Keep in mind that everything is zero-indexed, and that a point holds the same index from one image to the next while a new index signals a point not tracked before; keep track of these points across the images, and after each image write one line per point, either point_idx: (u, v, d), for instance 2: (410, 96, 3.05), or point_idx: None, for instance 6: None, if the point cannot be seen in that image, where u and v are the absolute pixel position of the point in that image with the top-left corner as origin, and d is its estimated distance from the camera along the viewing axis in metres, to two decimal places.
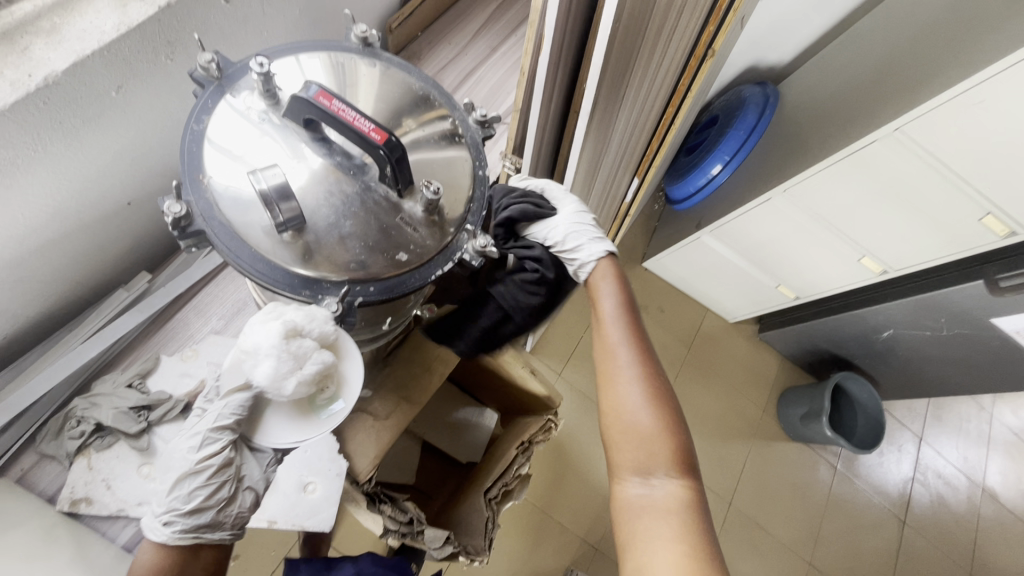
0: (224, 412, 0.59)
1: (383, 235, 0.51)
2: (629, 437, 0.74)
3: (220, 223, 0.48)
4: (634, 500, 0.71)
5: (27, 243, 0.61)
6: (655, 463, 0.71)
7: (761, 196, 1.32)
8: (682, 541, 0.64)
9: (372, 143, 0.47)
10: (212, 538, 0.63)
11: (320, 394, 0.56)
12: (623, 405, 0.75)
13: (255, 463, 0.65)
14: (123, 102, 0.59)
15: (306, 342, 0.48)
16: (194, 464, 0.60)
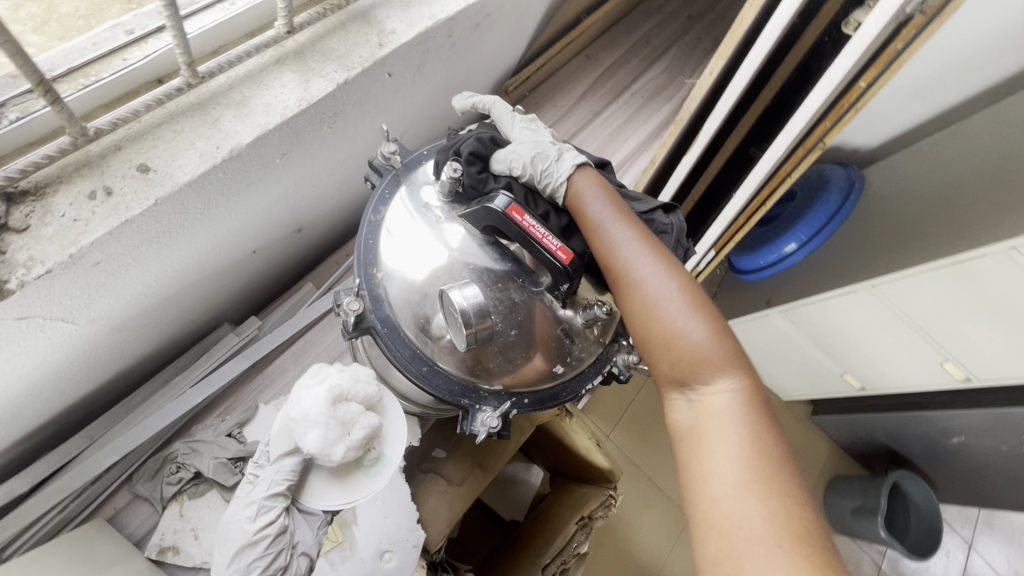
0: (277, 479, 0.60)
1: (544, 344, 0.56)
2: (654, 342, 0.56)
3: (389, 320, 0.52)
4: (683, 419, 0.55)
5: (166, 291, 0.61)
6: (699, 366, 0.54)
7: (845, 287, 1.28)
8: (744, 452, 0.49)
9: (559, 262, 0.52)
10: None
11: (365, 455, 0.61)
12: (646, 311, 0.57)
13: (307, 527, 0.65)
14: (282, 167, 0.60)
15: (350, 407, 0.59)
16: (251, 534, 0.59)
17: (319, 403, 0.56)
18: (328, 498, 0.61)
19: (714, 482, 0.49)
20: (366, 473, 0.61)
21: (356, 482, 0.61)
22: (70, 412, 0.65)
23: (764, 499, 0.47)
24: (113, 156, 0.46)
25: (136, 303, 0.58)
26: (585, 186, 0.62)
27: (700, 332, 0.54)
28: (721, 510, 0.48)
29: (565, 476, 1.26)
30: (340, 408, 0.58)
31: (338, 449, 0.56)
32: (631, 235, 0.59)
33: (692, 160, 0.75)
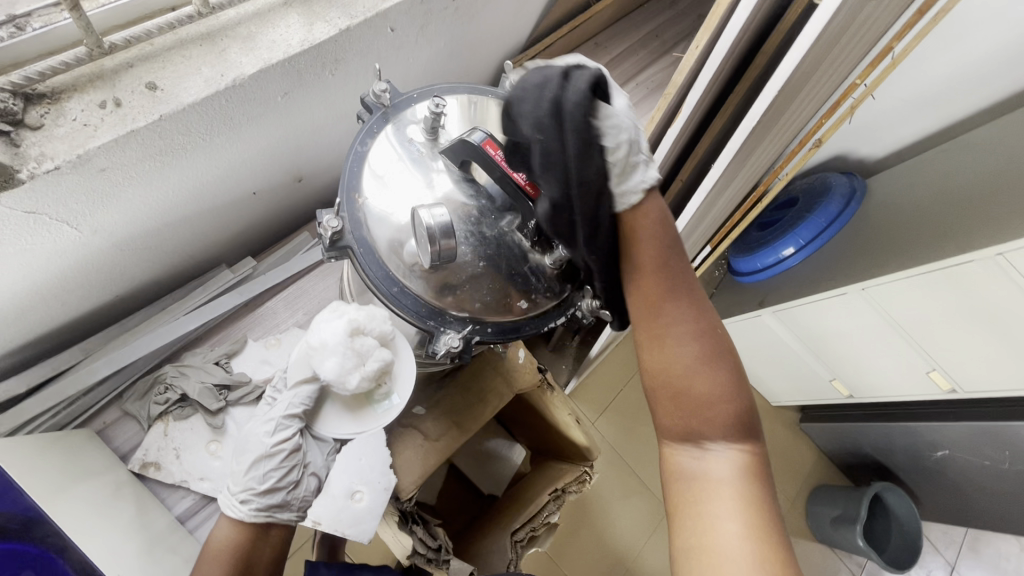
0: (295, 402, 0.65)
1: (510, 279, 0.59)
2: (681, 394, 0.59)
3: (365, 242, 0.56)
4: (689, 470, 0.57)
5: (168, 217, 0.65)
6: (723, 424, 0.57)
7: (836, 289, 1.29)
8: (748, 510, 0.53)
9: (526, 196, 0.55)
10: (283, 518, 0.65)
11: (377, 390, 0.64)
12: (679, 359, 0.59)
13: (317, 450, 0.69)
14: (284, 107, 0.64)
15: (367, 340, 0.59)
16: (268, 446, 0.64)
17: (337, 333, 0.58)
18: (341, 427, 0.65)
19: (717, 529, 0.52)
20: (376, 406, 0.64)
21: (366, 413, 0.64)
22: (69, 326, 0.69)
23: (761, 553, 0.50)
24: (125, 73, 0.50)
25: (138, 223, 0.62)
26: (654, 218, 0.58)
27: (727, 393, 0.58)
28: (722, 558, 0.51)
29: (543, 455, 1.30)
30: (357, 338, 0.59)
31: (353, 377, 0.58)
32: (683, 288, 0.61)
33: (675, 133, 0.74)
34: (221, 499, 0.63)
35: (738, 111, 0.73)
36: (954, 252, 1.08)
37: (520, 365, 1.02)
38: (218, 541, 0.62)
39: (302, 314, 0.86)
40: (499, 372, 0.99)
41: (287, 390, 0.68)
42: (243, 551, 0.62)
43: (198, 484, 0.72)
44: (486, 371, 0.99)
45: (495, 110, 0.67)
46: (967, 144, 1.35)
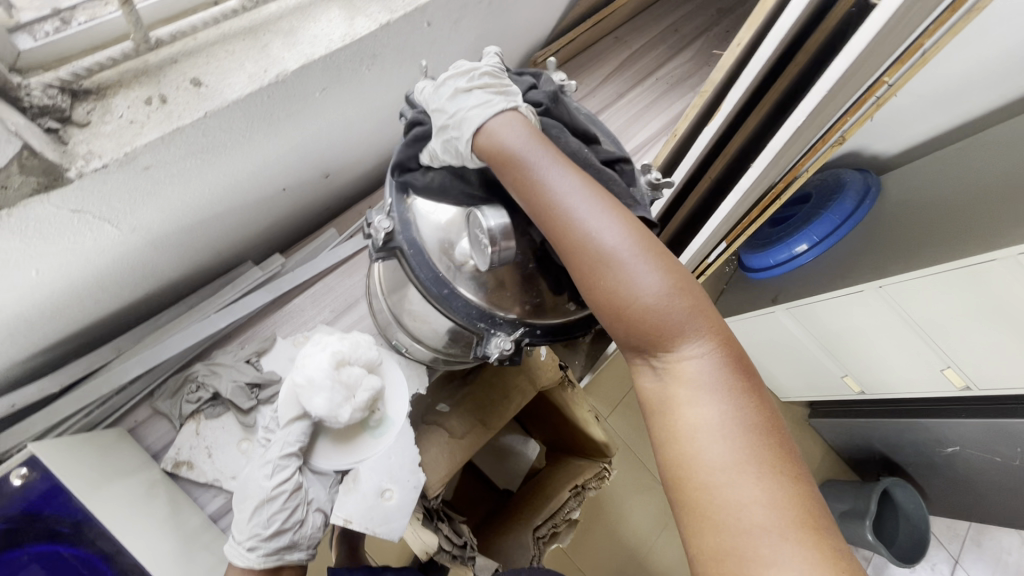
0: (290, 442, 0.69)
1: (559, 281, 0.58)
2: (618, 312, 0.48)
3: (416, 243, 0.55)
4: (657, 389, 0.49)
5: (202, 214, 0.64)
6: (663, 328, 0.47)
7: (853, 286, 1.30)
8: (729, 415, 0.45)
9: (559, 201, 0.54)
10: (294, 558, 0.71)
11: (370, 418, 0.79)
12: (603, 274, 0.47)
13: (320, 485, 0.78)
14: (321, 103, 0.63)
15: (352, 371, 0.69)
16: (269, 491, 0.68)
17: (326, 369, 0.67)
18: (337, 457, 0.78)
19: (689, 452, 0.45)
20: (369, 430, 0.80)
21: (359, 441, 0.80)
22: (99, 324, 0.68)
23: (748, 463, 0.43)
24: (170, 68, 0.49)
25: (174, 221, 0.61)
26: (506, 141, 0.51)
27: (654, 290, 0.47)
28: (714, 482, 0.43)
29: (560, 450, 1.31)
30: (344, 371, 0.69)
31: (344, 410, 0.68)
32: (564, 180, 0.49)
33: (714, 128, 0.73)
34: (229, 548, 0.67)
35: (775, 108, 0.73)
36: (975, 251, 1.08)
37: (543, 362, 1.01)
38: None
39: (329, 311, 0.85)
40: (522, 369, 0.99)
41: (280, 429, 0.71)
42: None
43: (230, 483, 0.72)
44: (510, 368, 0.99)
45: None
46: (985, 141, 1.35)
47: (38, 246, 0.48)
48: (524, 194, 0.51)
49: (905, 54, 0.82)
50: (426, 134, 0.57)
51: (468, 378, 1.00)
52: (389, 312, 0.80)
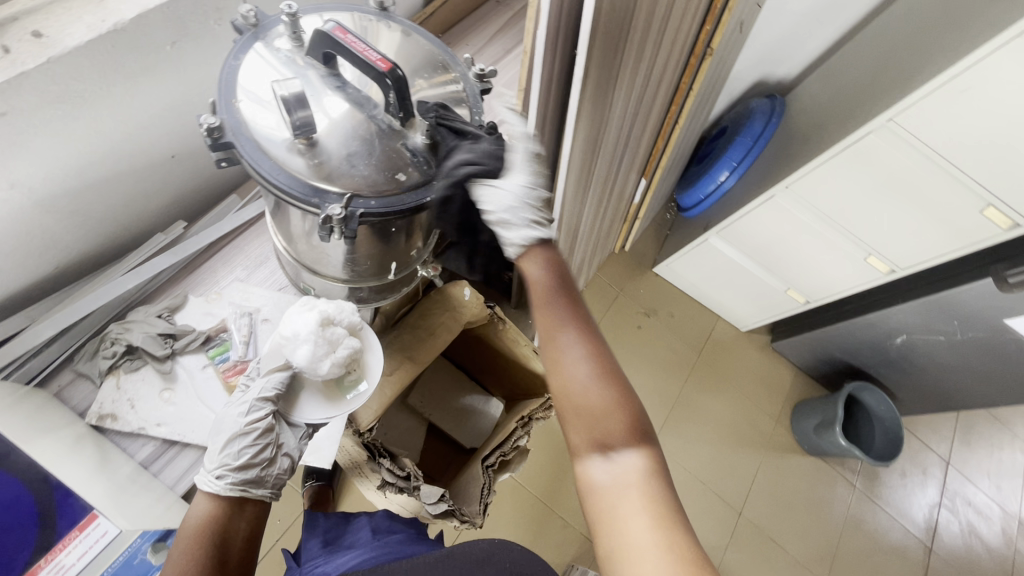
0: (267, 387, 0.72)
1: (386, 156, 0.59)
2: (581, 410, 0.65)
3: (243, 133, 0.56)
4: (602, 480, 0.62)
5: (85, 176, 0.70)
6: (613, 441, 0.64)
7: (764, 193, 1.37)
8: (650, 500, 0.59)
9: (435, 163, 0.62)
10: (256, 494, 0.71)
11: (347, 376, 0.75)
12: (575, 380, 0.66)
13: (290, 433, 0.76)
14: (176, 57, 0.70)
15: (336, 331, 0.72)
16: (242, 425, 0.71)
17: (312, 324, 0.70)
18: (315, 413, 0.75)
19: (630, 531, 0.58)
20: (347, 392, 0.75)
21: (338, 400, 0.75)
22: (14, 298, 0.75)
23: (662, 541, 0.56)
24: (12, 25, 0.57)
25: (59, 180, 0.68)
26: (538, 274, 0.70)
27: (619, 410, 0.65)
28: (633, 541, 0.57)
29: (517, 399, 1.35)
30: (328, 329, 0.72)
31: (324, 363, 0.70)
32: (570, 327, 0.68)
33: (542, 32, 0.71)
34: (199, 475, 0.69)
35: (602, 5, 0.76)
36: (853, 130, 1.14)
37: (467, 301, 1.04)
38: (192, 516, 0.67)
39: (241, 270, 0.90)
40: (446, 308, 1.04)
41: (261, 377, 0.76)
42: (219, 521, 0.68)
43: (156, 429, 0.76)
44: (435, 309, 1.05)
45: (364, 33, 0.67)
46: (864, 42, 1.43)
47: None
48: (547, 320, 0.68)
49: None
50: (359, 190, 0.57)
51: (396, 324, 1.06)
52: (290, 259, 0.85)
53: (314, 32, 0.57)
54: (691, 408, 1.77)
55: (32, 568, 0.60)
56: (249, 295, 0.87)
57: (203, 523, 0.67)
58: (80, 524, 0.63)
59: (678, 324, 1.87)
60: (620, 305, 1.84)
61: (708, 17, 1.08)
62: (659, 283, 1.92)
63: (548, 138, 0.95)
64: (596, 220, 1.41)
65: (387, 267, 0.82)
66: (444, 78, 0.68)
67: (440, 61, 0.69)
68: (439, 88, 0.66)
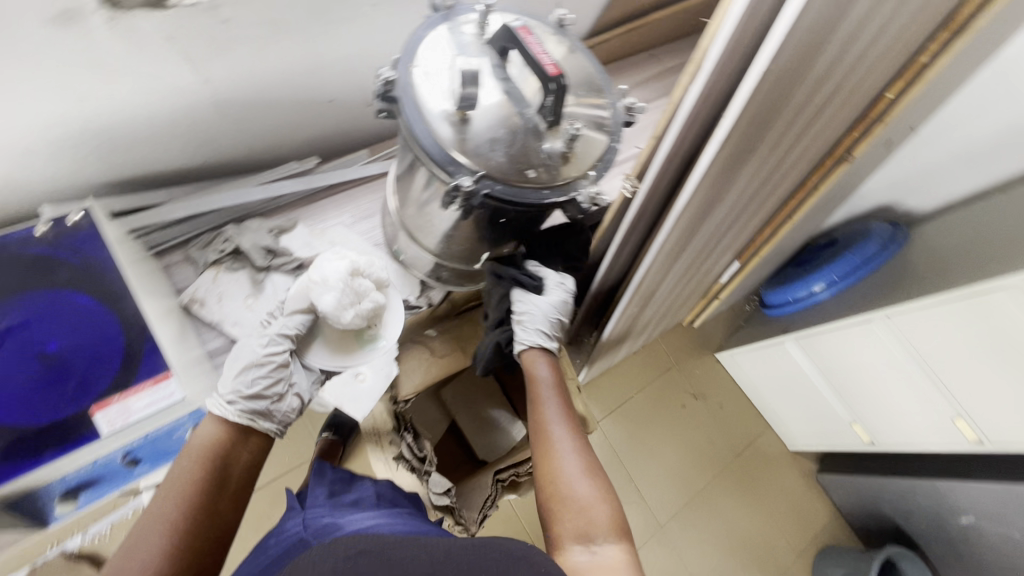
0: (287, 326, 0.78)
1: (523, 150, 0.62)
2: (566, 500, 0.69)
3: (410, 88, 0.61)
4: (580, 567, 0.63)
5: (259, 93, 0.79)
6: (593, 532, 0.66)
7: (861, 316, 1.29)
8: None
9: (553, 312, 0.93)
10: (264, 426, 0.75)
11: (367, 331, 0.82)
12: (562, 471, 0.72)
13: (303, 376, 0.81)
14: (371, 17, 0.78)
15: (363, 284, 0.78)
16: (259, 357, 0.75)
17: (342, 273, 0.76)
18: (329, 359, 0.82)
19: None
20: (364, 345, 0.82)
21: (354, 351, 0.83)
22: (164, 176, 0.85)
23: None
24: None
25: (240, 88, 0.77)
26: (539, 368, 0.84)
27: (603, 503, 0.69)
28: None
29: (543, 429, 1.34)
30: (355, 281, 0.78)
31: (348, 311, 0.76)
32: (561, 428, 0.77)
33: (699, 87, 0.76)
34: (211, 397, 0.72)
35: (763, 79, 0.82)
36: (981, 282, 1.07)
37: None
38: (196, 440, 0.70)
39: (347, 217, 0.97)
40: None
41: (281, 318, 0.81)
42: (223, 447, 0.71)
43: (230, 327, 0.83)
44: None
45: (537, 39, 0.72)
46: (1015, 199, 1.34)
47: (136, 59, 0.64)
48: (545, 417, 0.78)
49: (905, 74, 0.95)
50: (490, 172, 0.61)
51: (461, 314, 1.06)
52: (395, 218, 0.90)
53: (501, 26, 0.63)
54: (711, 509, 1.67)
55: (105, 400, 0.65)
56: (348, 241, 0.93)
57: (205, 447, 0.69)
58: (155, 380, 0.68)
59: (724, 418, 1.79)
60: (670, 378, 1.78)
61: (858, 125, 1.06)
62: (716, 370, 1.85)
63: (663, 188, 0.97)
64: (679, 284, 1.39)
65: (479, 256, 0.88)
66: (596, 98, 0.70)
67: (596, 84, 0.71)
68: (590, 106, 0.68)
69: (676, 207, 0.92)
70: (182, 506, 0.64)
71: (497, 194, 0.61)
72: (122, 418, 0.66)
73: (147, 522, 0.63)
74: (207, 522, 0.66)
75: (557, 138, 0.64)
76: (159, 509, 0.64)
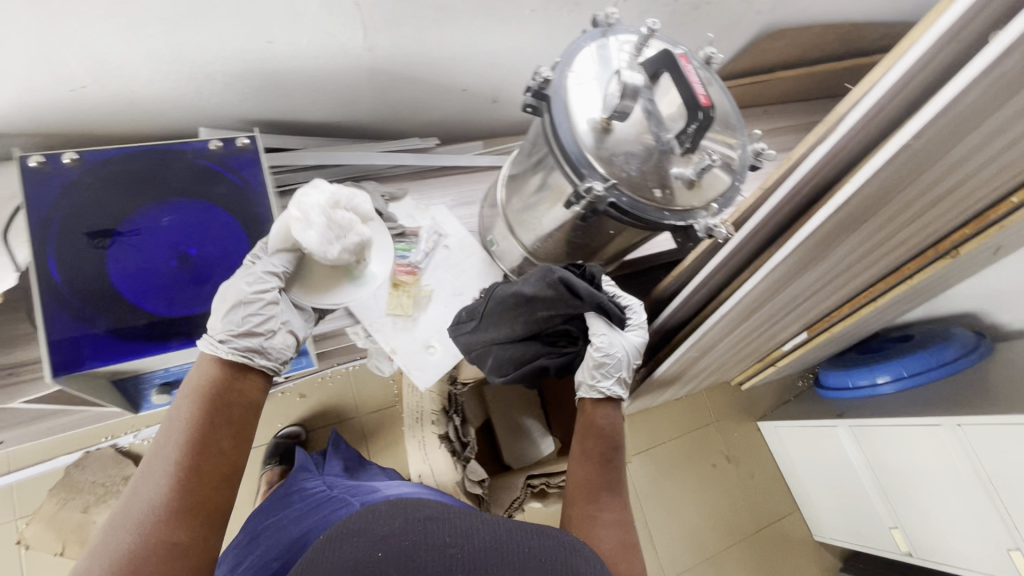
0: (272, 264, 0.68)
1: (654, 170, 0.65)
2: None
3: (562, 90, 0.65)
4: None
5: (407, 68, 0.85)
6: None
7: (929, 417, 1.24)
8: None
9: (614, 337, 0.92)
10: (260, 365, 0.65)
11: (354, 267, 0.73)
12: (595, 535, 0.71)
13: (296, 314, 0.73)
14: (525, 21, 0.83)
15: (348, 216, 0.66)
16: (246, 295, 0.65)
17: (322, 204, 0.64)
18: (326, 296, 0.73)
19: None
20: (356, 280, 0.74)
21: (346, 288, 0.74)
22: (302, 125, 0.92)
23: None
24: None
25: (394, 60, 0.83)
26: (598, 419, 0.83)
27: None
28: None
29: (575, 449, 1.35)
30: (338, 212, 0.66)
31: (335, 247, 0.65)
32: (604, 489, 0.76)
33: (828, 147, 0.76)
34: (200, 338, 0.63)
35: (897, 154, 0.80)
36: None
37: None
38: (193, 382, 0.61)
39: (450, 199, 1.02)
40: None
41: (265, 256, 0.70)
42: (223, 384, 0.62)
43: None
44: None
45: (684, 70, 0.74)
46: None
47: (322, 19, 0.71)
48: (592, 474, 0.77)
49: None
50: (619, 183, 0.64)
51: None
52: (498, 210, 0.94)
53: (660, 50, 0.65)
54: None
55: None
56: (446, 221, 0.98)
57: (202, 386, 0.61)
58: None
59: (754, 489, 1.73)
60: (707, 435, 1.74)
61: (972, 222, 1.03)
62: (755, 438, 1.80)
63: (760, 239, 0.97)
64: (743, 342, 1.37)
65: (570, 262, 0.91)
66: (728, 136, 0.71)
67: (730, 123, 0.73)
68: (722, 142, 0.70)
69: (773, 260, 0.90)
70: (181, 445, 0.56)
71: (620, 205, 0.64)
72: None
73: (150, 464, 0.56)
74: (210, 460, 0.56)
75: (687, 166, 0.66)
76: (160, 450, 0.56)
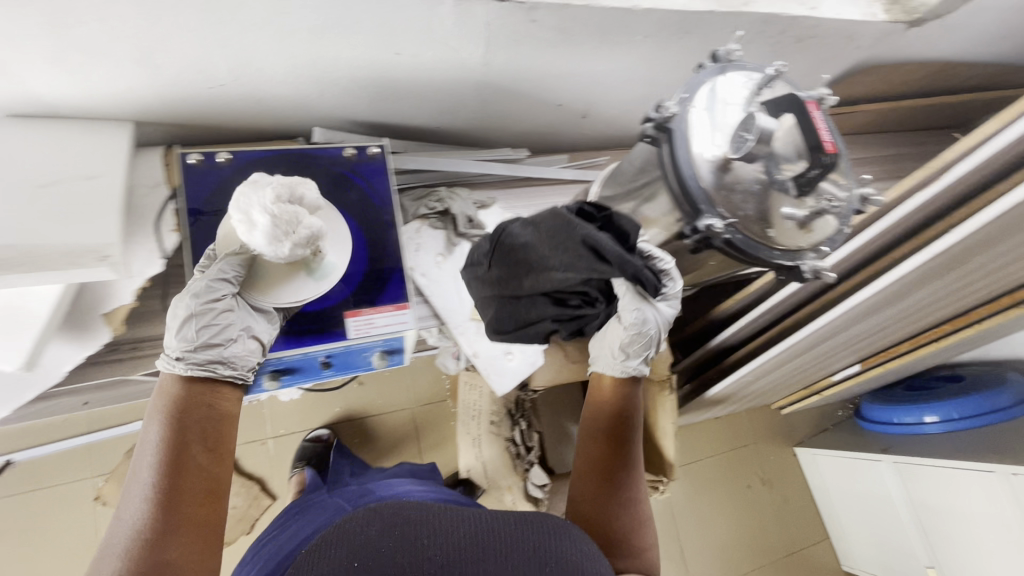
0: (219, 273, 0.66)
1: (770, 210, 0.66)
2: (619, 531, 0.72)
3: (687, 125, 0.67)
4: None
5: (513, 82, 0.88)
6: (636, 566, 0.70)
7: (982, 463, 1.23)
8: None
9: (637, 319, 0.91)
10: (226, 373, 0.64)
11: (311, 260, 0.70)
12: (619, 503, 0.75)
13: (260, 319, 0.70)
14: (636, 45, 0.83)
15: (292, 212, 0.64)
16: (195, 306, 0.64)
17: (262, 201, 0.62)
18: (288, 294, 0.70)
19: None
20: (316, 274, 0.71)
21: (305, 283, 0.70)
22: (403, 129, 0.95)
23: None
24: None
25: (503, 75, 0.85)
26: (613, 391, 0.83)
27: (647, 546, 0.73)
28: None
29: None
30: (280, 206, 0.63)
31: (285, 243, 0.62)
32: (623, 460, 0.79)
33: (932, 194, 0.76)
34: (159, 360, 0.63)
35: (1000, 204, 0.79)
36: None
37: None
38: (157, 403, 0.61)
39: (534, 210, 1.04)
40: None
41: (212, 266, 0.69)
42: (190, 403, 0.61)
43: (418, 275, 0.91)
44: None
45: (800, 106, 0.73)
46: None
47: (450, 36, 0.73)
48: (610, 447, 0.79)
49: None
50: (737, 221, 0.66)
51: None
52: None
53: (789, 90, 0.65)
54: None
55: (359, 309, 0.76)
56: None
57: (167, 404, 0.60)
58: (397, 305, 0.77)
59: (786, 513, 1.74)
60: (743, 456, 1.75)
61: None
62: (790, 462, 1.80)
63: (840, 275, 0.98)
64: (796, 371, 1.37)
65: None
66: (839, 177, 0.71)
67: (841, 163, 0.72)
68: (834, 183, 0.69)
69: (855, 297, 0.91)
70: (155, 463, 0.56)
71: (735, 242, 0.66)
72: (366, 329, 0.76)
73: (128, 492, 0.56)
74: (190, 479, 0.56)
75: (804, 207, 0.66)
76: (136, 477, 0.56)
